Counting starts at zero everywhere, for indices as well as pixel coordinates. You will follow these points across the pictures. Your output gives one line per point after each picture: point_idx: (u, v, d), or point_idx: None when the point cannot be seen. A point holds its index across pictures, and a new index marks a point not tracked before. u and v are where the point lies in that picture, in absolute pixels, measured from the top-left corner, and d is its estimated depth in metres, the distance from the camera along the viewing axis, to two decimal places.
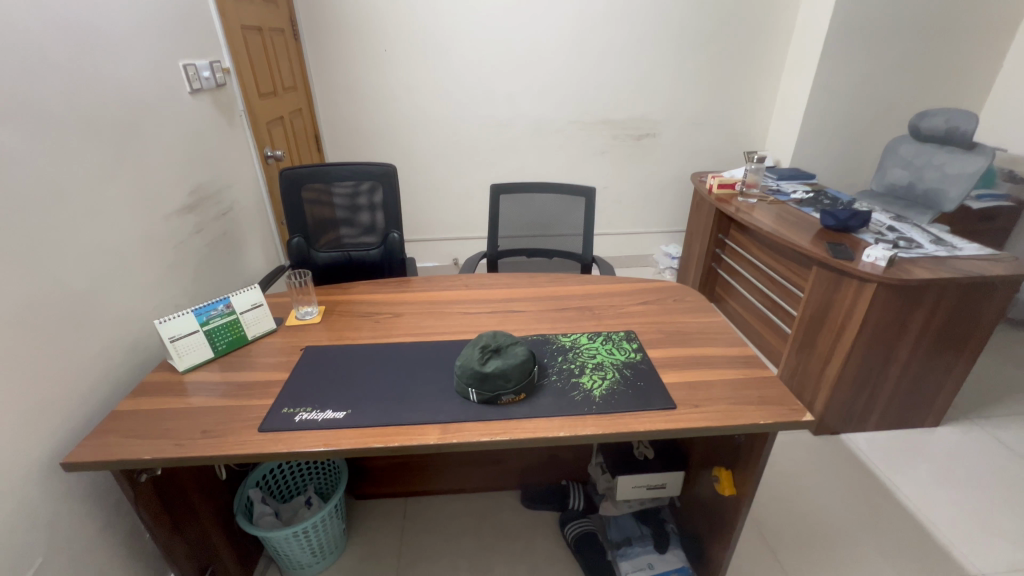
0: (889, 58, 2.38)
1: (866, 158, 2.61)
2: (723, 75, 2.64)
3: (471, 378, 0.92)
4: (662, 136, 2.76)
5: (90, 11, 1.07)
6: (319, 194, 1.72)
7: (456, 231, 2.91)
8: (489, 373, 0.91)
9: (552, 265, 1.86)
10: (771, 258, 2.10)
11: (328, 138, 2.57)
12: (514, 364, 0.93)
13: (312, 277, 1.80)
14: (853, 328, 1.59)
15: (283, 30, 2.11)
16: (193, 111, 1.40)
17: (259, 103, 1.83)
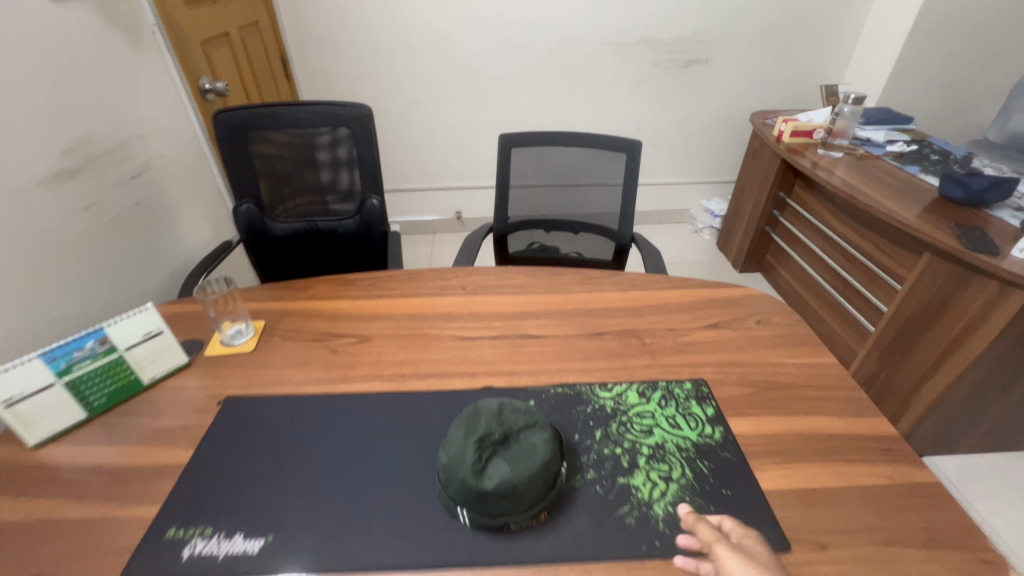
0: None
1: (978, 96, 2.05)
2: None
3: (465, 496, 0.58)
4: (717, 63, 2.19)
5: None
6: (271, 146, 1.30)
7: (460, 179, 2.46)
8: (490, 491, 0.57)
9: (577, 241, 1.45)
10: (853, 230, 1.66)
11: (299, 61, 2.07)
12: (530, 471, 0.59)
13: (272, 253, 1.42)
14: (977, 341, 1.20)
15: None
16: (59, 24, 0.94)
17: (187, 15, 1.34)
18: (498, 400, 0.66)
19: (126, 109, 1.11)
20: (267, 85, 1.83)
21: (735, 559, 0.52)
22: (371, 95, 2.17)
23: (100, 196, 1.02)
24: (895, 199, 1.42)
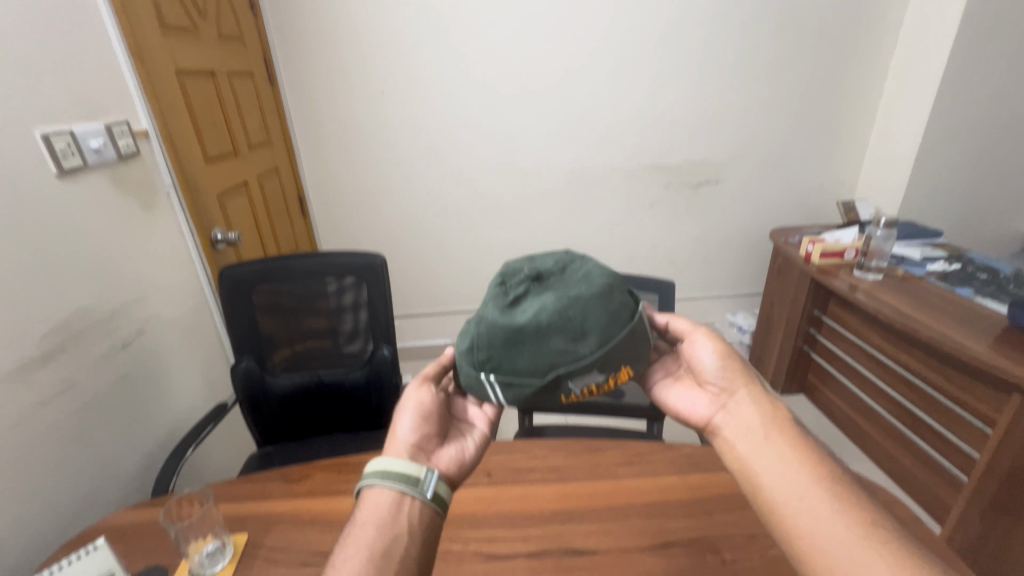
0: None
1: (1002, 208, 2.00)
2: (802, 106, 2.10)
3: (494, 332, 0.62)
4: (727, 184, 2.22)
5: None
6: (278, 299, 1.22)
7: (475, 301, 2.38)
8: (541, 322, 0.60)
9: (609, 387, 1.31)
10: (911, 357, 1.50)
11: (315, 197, 2.11)
12: (582, 290, 0.62)
13: (271, 410, 1.28)
14: None
15: (248, 75, 1.68)
16: (69, 203, 0.92)
17: (207, 172, 1.37)
18: (523, 260, 0.70)
19: (129, 274, 1.05)
20: (281, 225, 1.83)
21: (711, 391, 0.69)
22: (387, 225, 2.18)
23: (80, 375, 0.92)
24: (956, 327, 1.29)
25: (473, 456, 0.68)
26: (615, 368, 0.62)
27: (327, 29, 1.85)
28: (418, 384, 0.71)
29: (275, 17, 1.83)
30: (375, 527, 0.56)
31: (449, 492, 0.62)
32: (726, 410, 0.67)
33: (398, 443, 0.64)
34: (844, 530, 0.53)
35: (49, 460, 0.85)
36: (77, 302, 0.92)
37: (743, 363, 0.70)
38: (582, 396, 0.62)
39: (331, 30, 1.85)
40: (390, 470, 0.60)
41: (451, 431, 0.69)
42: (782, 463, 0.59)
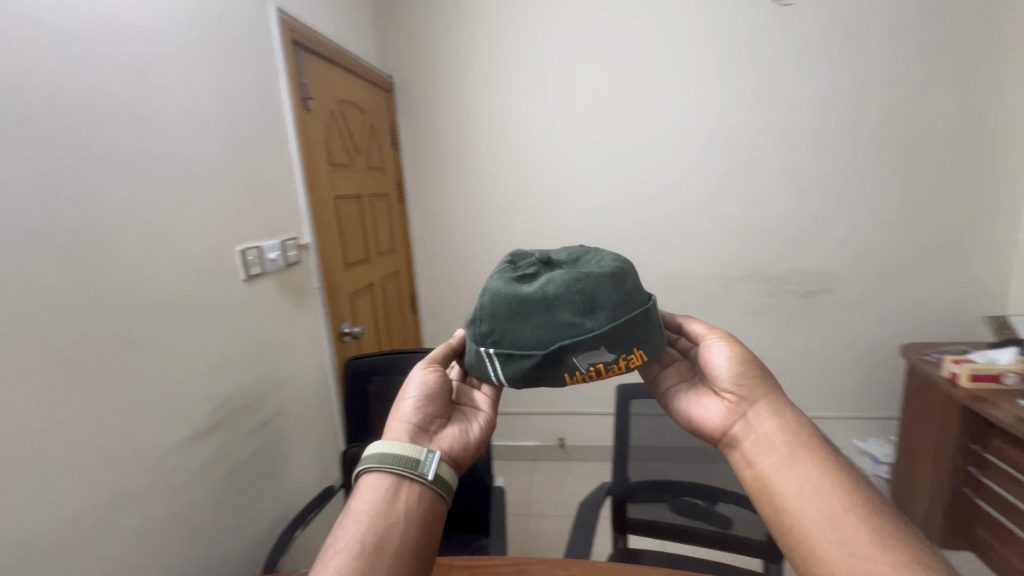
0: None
1: None
2: (927, 213, 1.95)
3: (507, 302, 0.74)
4: (841, 295, 2.07)
5: (118, 204, 0.84)
6: (387, 389, 1.32)
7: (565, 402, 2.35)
8: (555, 295, 0.73)
9: (714, 517, 1.17)
10: None
11: (425, 297, 2.35)
12: (592, 274, 0.76)
13: None
14: None
15: (385, 195, 2.02)
16: (246, 302, 1.14)
17: (345, 274, 1.62)
18: (532, 256, 0.85)
19: (277, 361, 1.24)
20: (395, 320, 2.04)
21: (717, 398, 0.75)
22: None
23: (228, 450, 1.07)
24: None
25: (478, 438, 0.74)
26: (623, 348, 0.72)
27: (449, 156, 2.18)
28: (423, 368, 0.78)
29: (409, 149, 2.21)
30: (373, 509, 0.61)
31: (451, 473, 0.67)
32: (742, 418, 0.72)
33: (399, 423, 0.70)
34: (874, 555, 0.55)
35: (192, 524, 0.97)
36: (237, 384, 1.11)
37: (761, 372, 0.75)
38: (586, 374, 0.72)
39: (453, 158, 2.18)
40: (392, 452, 0.65)
41: (454, 414, 0.75)
42: (808, 484, 0.63)
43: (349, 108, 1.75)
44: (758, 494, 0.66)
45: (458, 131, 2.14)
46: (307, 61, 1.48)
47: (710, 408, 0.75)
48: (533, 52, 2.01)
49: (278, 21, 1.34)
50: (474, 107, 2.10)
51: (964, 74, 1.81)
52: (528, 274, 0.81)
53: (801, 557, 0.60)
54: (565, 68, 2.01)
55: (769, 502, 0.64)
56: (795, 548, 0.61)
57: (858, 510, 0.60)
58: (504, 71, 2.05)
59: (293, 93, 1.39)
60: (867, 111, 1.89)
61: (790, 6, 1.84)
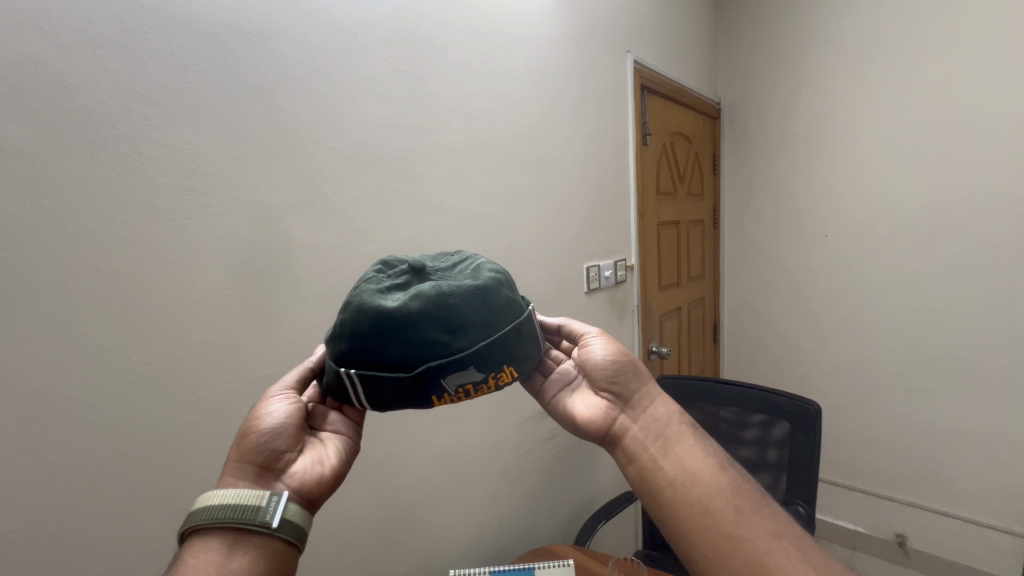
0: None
1: None
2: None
3: (365, 317, 0.59)
4: None
5: (511, 232, 1.19)
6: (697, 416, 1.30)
7: (923, 494, 1.78)
8: (417, 310, 0.59)
9: None
10: None
11: (733, 327, 2.26)
12: (465, 286, 0.63)
13: None
14: None
15: (703, 221, 2.04)
16: (582, 313, 1.40)
17: (659, 295, 1.73)
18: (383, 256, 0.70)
19: None
20: (699, 345, 2.08)
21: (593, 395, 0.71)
22: (809, 369, 2.02)
23: (556, 429, 1.34)
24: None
25: (336, 469, 0.61)
26: (494, 366, 0.62)
27: (780, 180, 2.00)
28: (281, 390, 0.65)
29: (734, 174, 2.16)
30: (200, 563, 0.49)
31: (304, 513, 0.55)
32: (622, 413, 0.68)
33: (232, 470, 0.56)
34: (759, 544, 0.55)
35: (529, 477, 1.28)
36: None
37: (637, 368, 0.71)
38: (457, 397, 0.61)
39: (783, 182, 2.00)
40: (225, 501, 0.52)
41: (306, 440, 0.62)
42: (693, 473, 0.61)
43: (679, 139, 1.84)
44: (647, 494, 0.62)
45: (796, 151, 1.94)
46: (649, 101, 1.65)
47: (585, 400, 0.70)
48: (914, 46, 1.62)
49: (631, 71, 1.54)
50: (818, 122, 1.86)
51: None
52: (389, 277, 0.66)
53: (687, 554, 0.58)
54: (966, 59, 1.53)
55: (654, 496, 0.61)
56: (685, 542, 0.58)
57: (748, 498, 0.60)
58: (870, 77, 1.73)
59: (635, 132, 1.57)
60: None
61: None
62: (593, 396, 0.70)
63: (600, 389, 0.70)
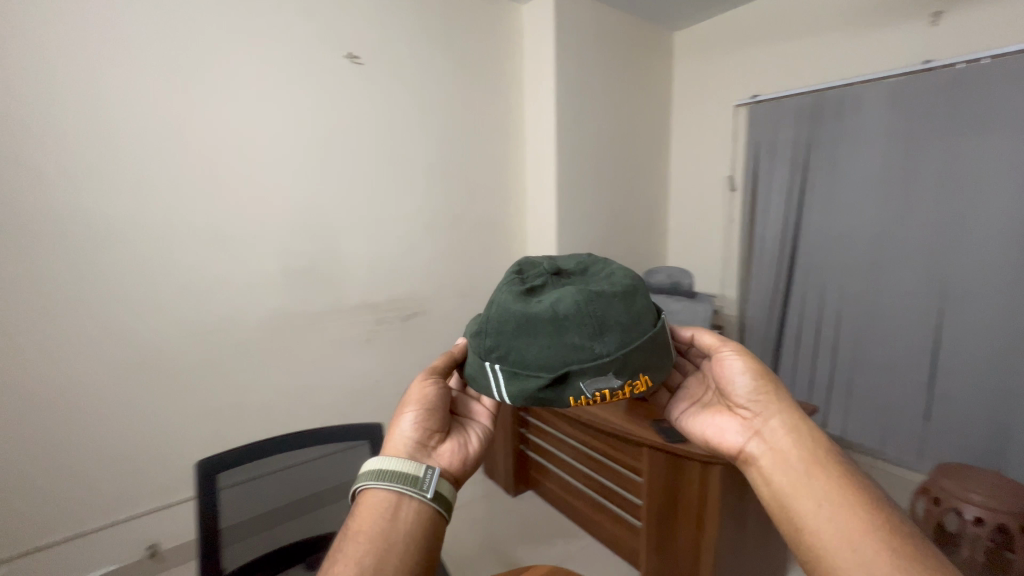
0: (604, 225, 2.75)
1: None
2: (500, 234, 2.64)
3: (512, 321, 0.86)
4: (432, 313, 2.41)
5: None
6: None
7: (173, 491, 1.82)
8: (564, 318, 0.83)
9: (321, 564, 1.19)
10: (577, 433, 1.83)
11: None
12: (608, 294, 0.87)
13: None
14: (710, 516, 1.32)
15: None
16: None
17: None
18: (526, 263, 1.03)
19: None
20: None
21: (727, 421, 0.91)
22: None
23: None
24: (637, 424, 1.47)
25: (473, 446, 0.92)
26: (629, 373, 0.82)
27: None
28: (427, 384, 0.92)
29: None
30: (386, 521, 0.74)
31: (449, 488, 0.82)
32: (754, 436, 0.87)
33: (400, 441, 0.83)
34: (885, 564, 0.67)
35: None
36: None
37: (772, 390, 0.90)
38: (591, 398, 0.81)
39: None
40: (391, 469, 0.78)
41: (451, 430, 0.91)
42: (824, 499, 0.75)
43: None
44: (775, 506, 0.79)
45: None
46: None
47: (717, 422, 0.92)
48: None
49: None
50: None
51: (474, 117, 2.44)
52: (538, 288, 0.94)
53: (815, 563, 0.72)
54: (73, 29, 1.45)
55: (788, 512, 0.77)
56: (807, 550, 0.73)
57: (870, 522, 0.71)
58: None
59: None
60: (444, 156, 2.35)
61: (361, 65, 2.06)
62: (720, 413, 0.93)
63: (732, 411, 0.92)
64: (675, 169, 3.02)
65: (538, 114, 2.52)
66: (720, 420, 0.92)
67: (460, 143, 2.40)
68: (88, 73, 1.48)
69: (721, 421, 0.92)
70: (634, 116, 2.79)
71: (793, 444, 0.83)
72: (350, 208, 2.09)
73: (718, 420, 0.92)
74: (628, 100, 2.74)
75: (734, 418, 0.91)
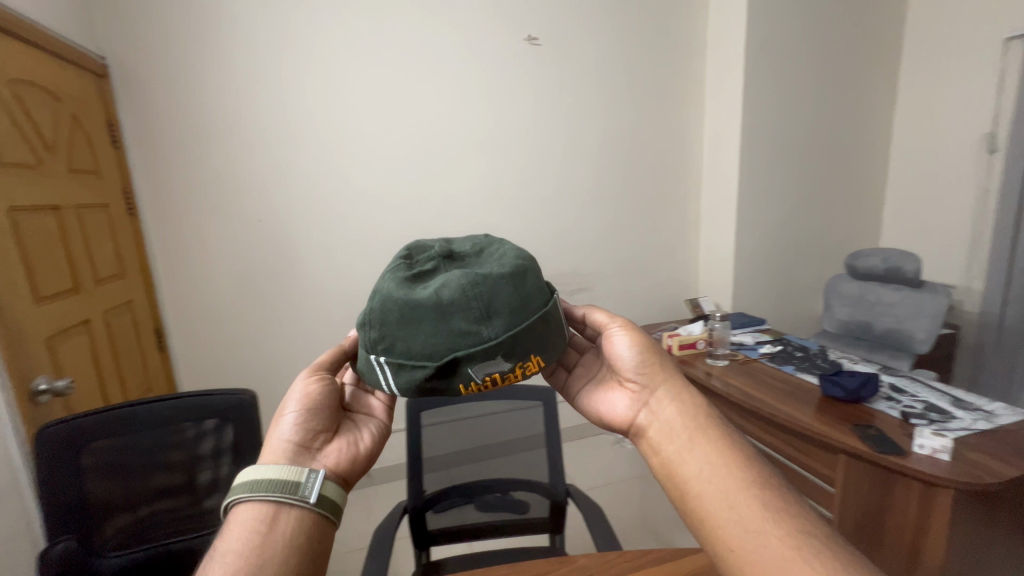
0: (801, 198, 2.37)
1: (789, 282, 2.46)
2: (666, 211, 2.49)
3: (390, 306, 0.65)
4: (596, 289, 2.43)
5: None
6: (104, 454, 1.01)
7: None
8: (449, 296, 0.63)
9: (507, 504, 1.26)
10: (751, 428, 1.67)
11: (177, 332, 1.88)
12: (489, 274, 0.66)
13: None
14: (932, 545, 1.12)
15: (108, 206, 1.60)
16: None
17: (32, 314, 1.22)
18: (408, 247, 0.78)
19: None
20: (153, 376, 1.78)
21: (620, 398, 0.72)
22: (230, 364, 1.96)
23: None
24: (834, 424, 1.29)
25: (363, 451, 0.68)
26: (522, 356, 0.64)
27: (172, 182, 1.78)
28: (313, 379, 0.70)
29: (139, 147, 1.73)
30: (259, 537, 0.55)
31: (339, 491, 0.61)
32: (645, 406, 0.69)
33: (275, 445, 0.63)
34: (769, 534, 0.55)
35: None
36: None
37: (659, 357, 0.73)
38: (484, 385, 0.63)
39: (200, 141, 1.77)
40: (265, 477, 0.59)
41: (345, 426, 0.69)
42: (708, 467, 0.61)
43: (29, 91, 1.31)
44: (663, 480, 0.64)
45: (199, 129, 1.76)
46: None
47: (611, 402, 0.72)
48: (268, 58, 1.79)
49: None
50: (196, 113, 1.75)
51: (648, 87, 2.32)
52: (426, 272, 0.71)
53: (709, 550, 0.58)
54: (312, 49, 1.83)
55: (677, 488, 0.62)
56: (696, 525, 0.59)
57: (763, 489, 0.59)
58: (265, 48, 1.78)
59: None
60: (614, 130, 2.31)
61: (539, 47, 2.13)
62: (607, 398, 0.73)
63: (623, 386, 0.73)
64: (903, 129, 2.44)
65: (723, 75, 2.28)
66: (615, 398, 0.72)
67: (633, 118, 2.33)
68: (290, 78, 1.83)
69: (613, 398, 0.73)
70: (847, 65, 2.32)
71: (687, 413, 0.67)
72: (522, 188, 2.21)
73: (613, 402, 0.72)
74: (841, 47, 2.29)
75: (628, 394, 0.72)
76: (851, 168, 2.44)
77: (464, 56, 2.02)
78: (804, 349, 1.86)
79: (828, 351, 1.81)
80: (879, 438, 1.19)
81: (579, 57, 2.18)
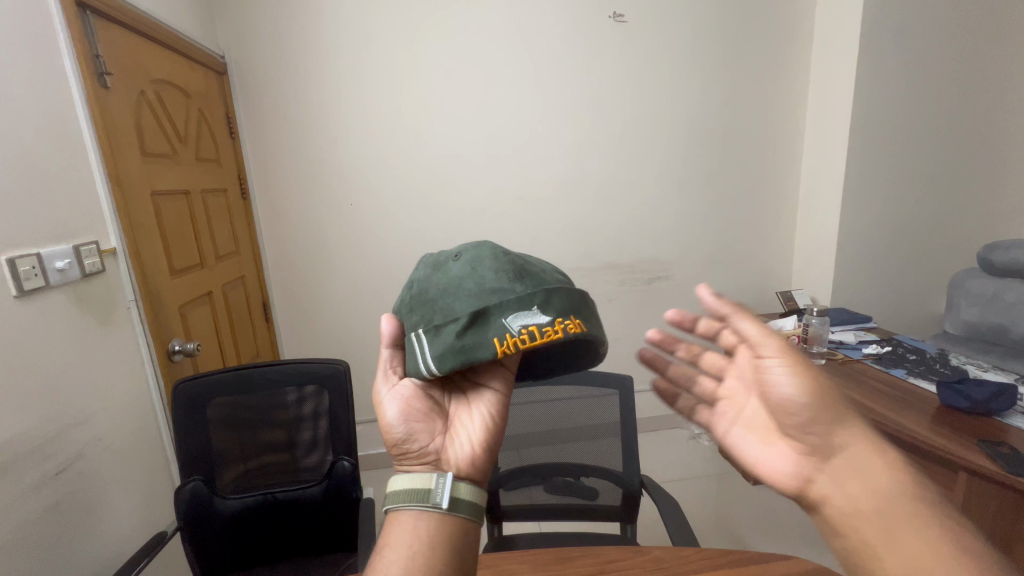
0: (925, 179, 2.08)
1: (903, 278, 2.19)
2: (759, 194, 2.31)
3: (425, 283, 0.64)
4: (677, 278, 2.33)
5: None
6: (227, 409, 1.16)
7: None
8: (482, 262, 0.63)
9: (579, 489, 1.27)
10: None
11: (282, 306, 2.09)
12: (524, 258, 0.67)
13: (203, 538, 1.14)
14: None
15: (227, 191, 1.80)
16: (45, 330, 0.99)
17: (170, 285, 1.41)
18: None
19: (97, 389, 1.13)
20: (261, 344, 2.00)
21: (791, 451, 0.62)
22: (326, 336, 2.14)
23: (43, 482, 0.97)
24: (957, 438, 1.14)
25: (483, 442, 0.64)
26: (559, 312, 0.59)
27: (279, 168, 1.95)
28: (392, 387, 0.66)
29: (252, 137, 1.92)
30: (411, 552, 0.55)
31: (472, 490, 0.60)
32: (822, 464, 0.59)
33: (406, 459, 0.63)
34: None
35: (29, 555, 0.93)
36: (60, 417, 1.02)
37: (835, 400, 0.60)
38: (519, 340, 0.56)
39: (303, 131, 1.92)
40: (399, 489, 0.59)
41: (458, 416, 0.66)
42: (914, 555, 0.51)
43: (166, 89, 1.49)
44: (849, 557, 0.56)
45: (301, 120, 1.91)
46: (103, 30, 1.23)
47: (773, 456, 0.63)
48: (363, 50, 1.89)
49: None
50: (299, 105, 1.90)
51: (744, 63, 2.15)
52: None
53: None
54: (401, 38, 1.90)
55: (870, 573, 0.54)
56: None
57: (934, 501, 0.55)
58: (359, 40, 1.88)
59: (81, 65, 1.15)
60: (704, 108, 2.17)
61: (625, 24, 2.04)
62: (766, 449, 0.64)
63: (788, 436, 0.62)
64: None
65: (834, 44, 2.05)
66: (777, 451, 0.63)
67: (726, 97, 2.17)
68: (380, 68, 1.92)
69: (775, 452, 0.63)
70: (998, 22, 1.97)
71: (880, 476, 0.56)
72: (603, 173, 2.16)
73: (775, 456, 0.63)
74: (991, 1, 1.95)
75: (799, 449, 0.61)
76: (995, 144, 2.07)
77: (547, 38, 1.99)
78: (921, 352, 1.65)
79: (952, 357, 1.59)
80: (1013, 458, 1.03)
81: (669, 33, 2.07)
